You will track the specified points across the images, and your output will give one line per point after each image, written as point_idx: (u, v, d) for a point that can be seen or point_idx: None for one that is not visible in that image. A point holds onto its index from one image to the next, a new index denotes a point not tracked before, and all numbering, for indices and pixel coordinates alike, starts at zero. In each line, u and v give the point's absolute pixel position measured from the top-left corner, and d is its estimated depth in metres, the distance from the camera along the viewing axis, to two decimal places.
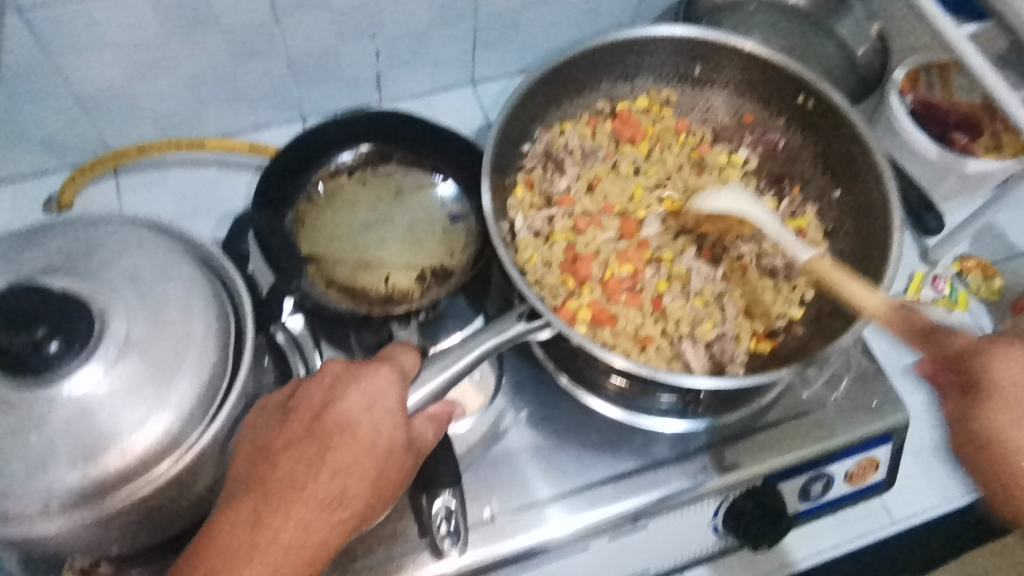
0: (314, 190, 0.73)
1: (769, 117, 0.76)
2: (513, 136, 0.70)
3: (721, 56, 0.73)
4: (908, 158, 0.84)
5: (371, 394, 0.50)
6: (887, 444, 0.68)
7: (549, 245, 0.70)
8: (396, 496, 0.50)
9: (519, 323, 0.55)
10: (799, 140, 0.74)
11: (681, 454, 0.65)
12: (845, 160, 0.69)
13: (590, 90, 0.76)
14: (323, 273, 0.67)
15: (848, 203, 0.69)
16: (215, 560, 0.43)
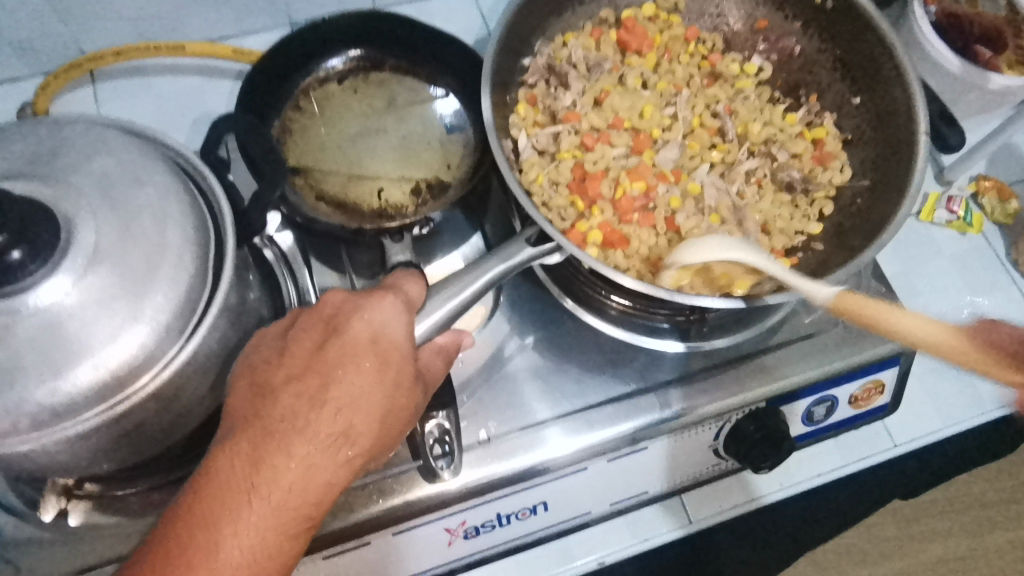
0: (302, 98, 0.69)
1: (785, 20, 0.71)
2: (513, 46, 0.66)
3: None
4: (930, 72, 0.79)
5: (377, 327, 0.48)
6: (895, 367, 0.66)
7: (554, 163, 0.66)
8: (402, 431, 0.49)
9: (528, 247, 0.54)
10: (817, 43, 0.69)
11: (682, 376, 0.63)
12: (865, 61, 0.64)
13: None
14: (312, 187, 0.64)
15: (867, 110, 0.65)
16: (216, 500, 0.42)
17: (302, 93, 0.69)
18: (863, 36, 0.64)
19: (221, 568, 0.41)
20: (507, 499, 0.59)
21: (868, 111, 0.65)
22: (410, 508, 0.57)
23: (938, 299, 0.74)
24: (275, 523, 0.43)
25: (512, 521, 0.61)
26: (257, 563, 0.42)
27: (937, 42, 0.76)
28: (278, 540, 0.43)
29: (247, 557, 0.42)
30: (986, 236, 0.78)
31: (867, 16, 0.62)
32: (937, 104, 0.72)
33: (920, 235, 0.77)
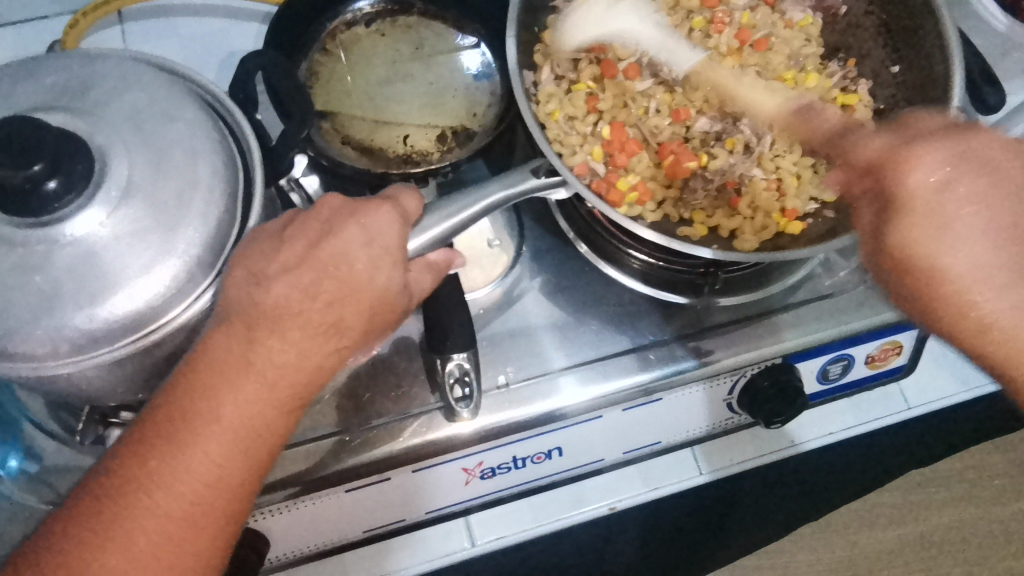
0: (329, 41, 0.69)
1: None
2: None
3: None
4: (973, 29, 0.76)
5: (370, 228, 0.48)
6: (914, 329, 0.65)
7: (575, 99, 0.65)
8: (387, 329, 0.50)
9: (533, 178, 0.54)
10: (863, 5, 0.67)
11: (700, 329, 0.64)
12: (907, 24, 0.62)
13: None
14: (338, 130, 0.64)
15: (904, 79, 0.63)
16: (212, 374, 0.43)
17: (328, 36, 0.69)
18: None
19: (214, 435, 0.42)
20: (522, 443, 0.61)
21: (905, 82, 0.63)
22: (428, 448, 0.58)
23: None
24: (266, 401, 0.44)
25: (526, 464, 0.63)
26: (247, 437, 0.43)
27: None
28: (271, 416, 0.44)
29: (243, 427, 0.43)
30: None
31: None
32: (979, 64, 0.70)
33: None
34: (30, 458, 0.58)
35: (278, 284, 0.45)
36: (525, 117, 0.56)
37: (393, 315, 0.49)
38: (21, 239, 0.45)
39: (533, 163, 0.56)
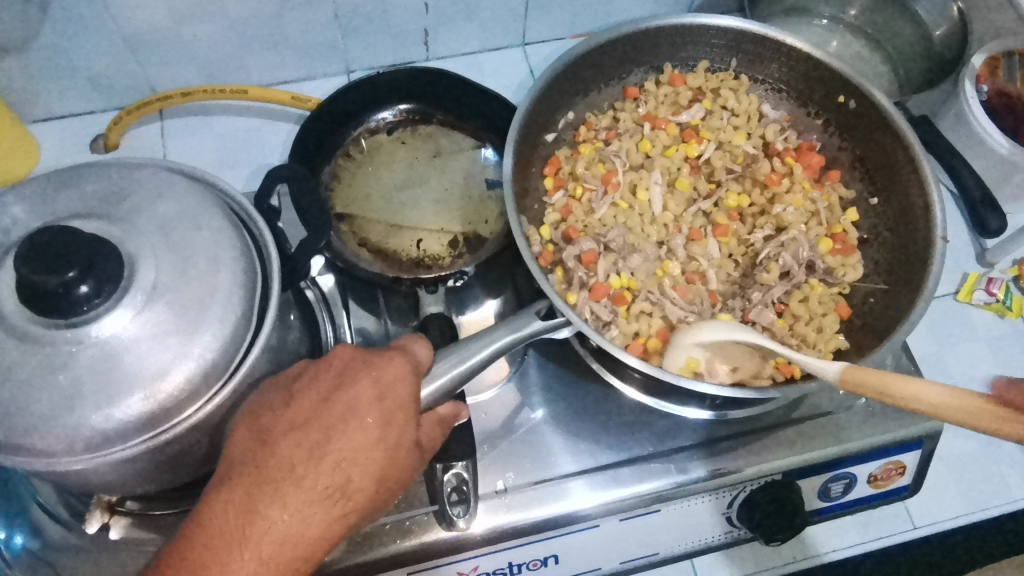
0: (353, 146, 0.73)
1: (807, 116, 0.69)
2: (536, 127, 0.65)
3: (761, 49, 0.67)
4: (976, 151, 0.77)
5: (384, 382, 0.49)
6: (916, 451, 0.65)
7: (567, 241, 0.64)
8: (399, 488, 0.50)
9: (538, 321, 0.55)
10: (836, 141, 0.68)
11: (700, 442, 0.64)
12: (884, 164, 0.64)
13: (618, 81, 0.70)
14: (356, 233, 0.68)
15: (884, 211, 0.64)
16: (208, 545, 0.44)
17: (352, 142, 0.73)
18: (887, 141, 0.63)
19: None
20: (519, 549, 0.61)
21: (886, 213, 0.64)
22: (427, 550, 0.59)
23: (968, 382, 0.75)
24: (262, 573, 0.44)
25: (522, 571, 0.62)
26: None
27: (985, 121, 0.75)
28: None
29: None
30: None
31: (893, 124, 0.61)
32: (979, 189, 0.72)
33: (955, 316, 0.78)
34: (36, 537, 0.60)
35: (282, 442, 0.46)
36: (525, 260, 0.56)
37: (404, 472, 0.49)
38: (49, 338, 0.48)
39: (536, 304, 0.57)
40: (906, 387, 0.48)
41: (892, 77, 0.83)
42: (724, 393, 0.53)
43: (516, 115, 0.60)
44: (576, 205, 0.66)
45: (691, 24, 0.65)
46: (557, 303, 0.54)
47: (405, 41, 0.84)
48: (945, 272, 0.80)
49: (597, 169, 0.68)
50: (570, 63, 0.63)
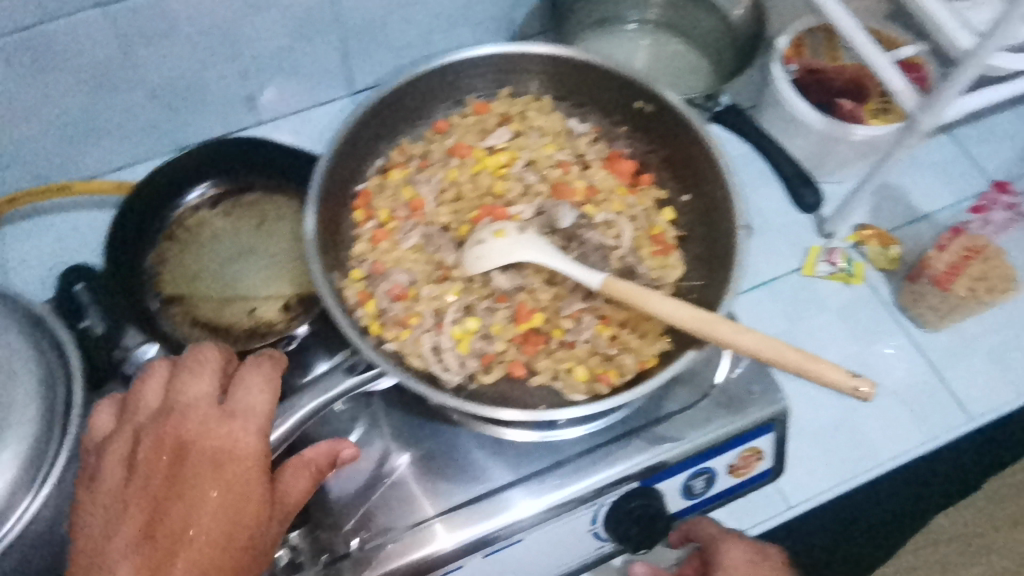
0: (176, 228, 0.72)
1: (612, 125, 0.69)
2: (343, 179, 0.64)
3: (554, 68, 0.67)
4: (796, 127, 0.81)
5: (224, 455, 0.47)
6: (769, 433, 0.66)
7: (380, 280, 0.63)
8: (266, 557, 0.48)
9: (349, 378, 0.55)
10: (643, 146, 0.68)
11: (554, 462, 0.63)
12: (686, 161, 0.65)
13: (424, 120, 0.69)
14: (187, 314, 0.67)
15: (695, 207, 0.65)
16: None
17: (174, 224, 0.72)
18: (685, 139, 0.64)
19: None
20: None
21: (696, 209, 0.65)
22: None
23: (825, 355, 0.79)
24: None
25: None
26: None
27: (797, 98, 0.80)
28: None
29: None
30: (868, 283, 0.82)
31: (686, 123, 0.62)
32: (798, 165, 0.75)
33: (805, 291, 0.82)
34: None
35: (125, 538, 0.45)
36: (334, 317, 0.55)
37: (270, 542, 0.48)
38: None
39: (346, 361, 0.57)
40: (651, 305, 0.56)
41: (710, 70, 0.85)
42: (579, 414, 0.53)
43: (318, 166, 0.59)
44: (383, 237, 0.64)
45: (482, 56, 0.65)
46: (367, 356, 0.54)
47: (232, 108, 0.86)
48: (789, 248, 0.84)
49: (404, 195, 0.66)
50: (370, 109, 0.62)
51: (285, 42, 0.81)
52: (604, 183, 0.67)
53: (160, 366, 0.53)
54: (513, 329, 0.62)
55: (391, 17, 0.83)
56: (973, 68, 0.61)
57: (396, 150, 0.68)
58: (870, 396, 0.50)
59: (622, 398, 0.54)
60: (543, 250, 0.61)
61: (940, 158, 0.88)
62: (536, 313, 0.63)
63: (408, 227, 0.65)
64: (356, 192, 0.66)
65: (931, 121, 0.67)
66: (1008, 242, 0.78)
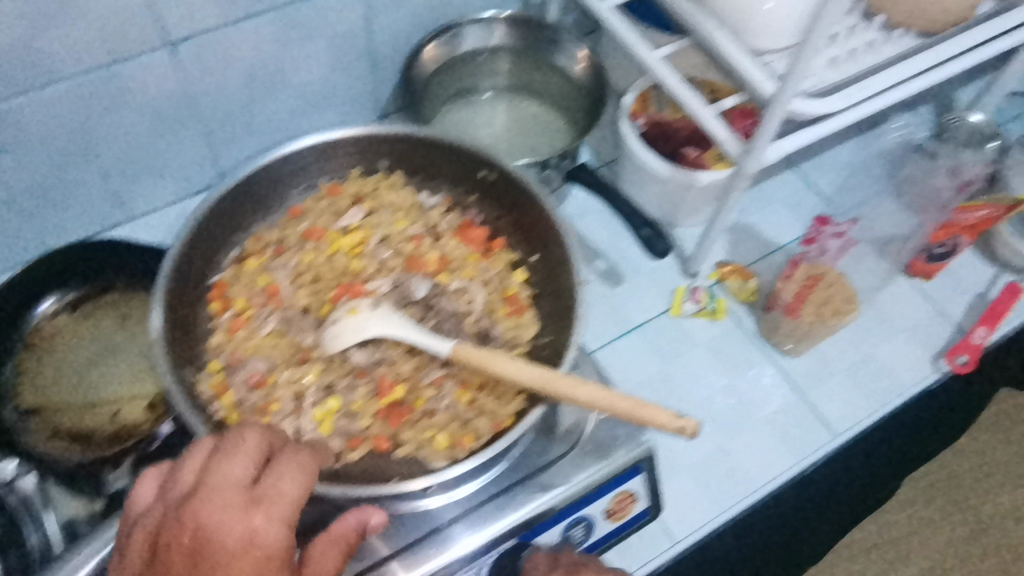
0: (34, 337, 0.71)
1: (462, 195, 0.72)
2: (195, 273, 0.64)
3: (398, 146, 0.70)
4: (647, 177, 0.86)
5: (247, 552, 0.40)
6: (639, 475, 0.68)
7: (238, 369, 0.63)
8: None
9: None
10: (492, 213, 0.71)
11: (430, 532, 0.62)
12: (531, 224, 0.68)
13: (279, 206, 0.71)
14: (47, 424, 0.67)
15: (541, 267, 0.68)
16: None
17: (32, 333, 0.72)
18: (526, 204, 0.67)
19: None
20: None
21: (543, 268, 0.67)
22: None
23: (697, 390, 0.82)
24: None
25: None
26: None
27: (643, 151, 0.84)
28: None
29: None
30: (733, 317, 0.86)
31: (524, 189, 0.66)
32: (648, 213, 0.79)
33: (674, 332, 0.86)
34: None
35: None
36: (182, 414, 0.54)
37: None
38: None
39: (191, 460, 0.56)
40: (499, 367, 0.58)
41: (565, 134, 0.89)
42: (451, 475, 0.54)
43: (166, 260, 0.59)
44: (240, 326, 0.65)
45: (326, 141, 0.67)
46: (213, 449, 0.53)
47: (100, 205, 0.86)
48: (657, 291, 0.88)
49: (260, 283, 0.68)
50: (217, 201, 0.64)
51: (145, 136, 0.82)
52: (458, 252, 0.70)
53: (203, 444, 0.45)
54: (376, 406, 0.63)
55: (252, 105, 0.87)
56: (777, 114, 0.67)
57: (251, 238, 0.69)
58: (697, 431, 0.53)
59: (483, 455, 0.56)
60: (398, 322, 0.63)
61: (785, 192, 0.95)
62: (398, 385, 0.64)
63: (265, 314, 0.66)
64: (211, 284, 0.67)
65: (752, 165, 0.71)
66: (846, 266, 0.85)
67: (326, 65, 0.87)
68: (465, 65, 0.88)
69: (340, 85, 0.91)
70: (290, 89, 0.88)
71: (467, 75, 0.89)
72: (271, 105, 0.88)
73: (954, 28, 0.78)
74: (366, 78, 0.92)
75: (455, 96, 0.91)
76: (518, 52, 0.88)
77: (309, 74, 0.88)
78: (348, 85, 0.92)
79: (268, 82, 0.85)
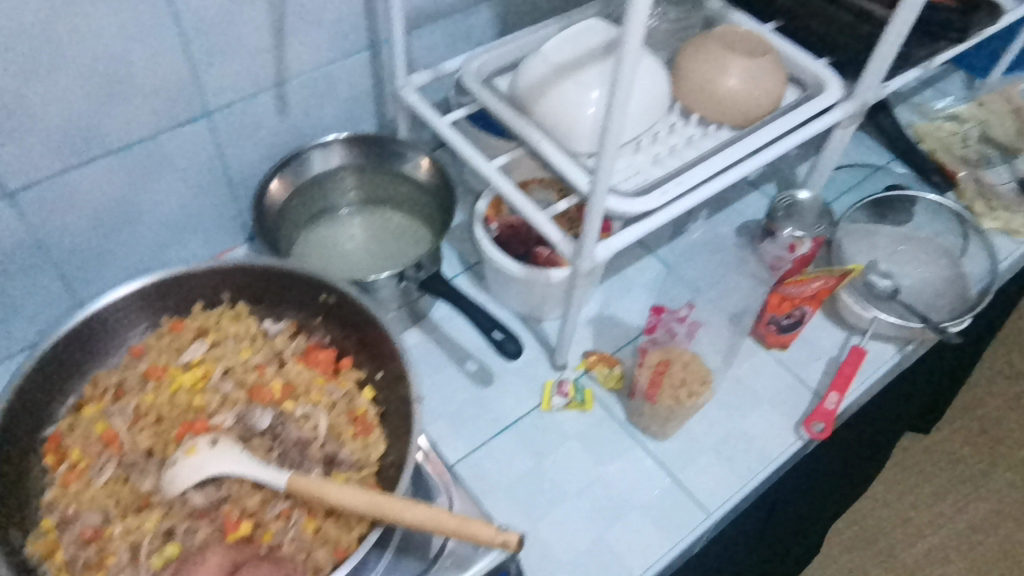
0: None
1: (308, 318, 0.73)
2: (24, 428, 0.63)
3: (237, 277, 0.71)
4: (505, 277, 0.89)
5: None
6: None
7: (70, 525, 0.61)
8: None
9: None
10: (337, 333, 0.72)
11: None
12: (372, 343, 0.69)
13: (119, 349, 0.70)
14: None
15: (385, 384, 0.68)
16: None
17: None
18: (366, 325, 0.68)
19: None
20: None
21: (387, 386, 0.68)
22: None
23: (572, 483, 0.83)
24: None
25: None
26: None
27: (498, 254, 0.87)
28: None
29: None
30: (602, 405, 0.89)
31: (361, 311, 0.68)
32: None
33: (546, 427, 0.87)
34: None
35: None
36: None
37: None
38: None
39: None
40: (333, 494, 0.58)
41: (429, 239, 0.92)
42: None
43: None
44: (74, 479, 0.63)
45: (158, 280, 0.68)
46: None
47: None
48: (528, 387, 0.90)
49: (96, 431, 0.66)
50: (42, 358, 0.63)
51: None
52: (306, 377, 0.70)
53: None
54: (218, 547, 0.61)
55: (111, 243, 0.87)
56: (596, 215, 0.69)
57: (90, 385, 0.69)
58: (520, 544, 0.55)
59: None
60: (239, 457, 0.62)
61: (645, 278, 0.99)
62: (243, 521, 0.62)
63: (102, 463, 0.64)
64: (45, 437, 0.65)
65: (589, 264, 0.74)
66: (702, 344, 0.89)
67: (185, 197, 0.89)
68: (319, 187, 0.91)
69: (203, 215, 0.93)
70: (150, 225, 0.89)
71: (323, 195, 0.92)
72: (132, 242, 0.89)
73: (766, 117, 0.84)
74: (229, 205, 0.95)
75: (313, 217, 0.93)
76: (368, 169, 0.92)
77: (166, 206, 0.89)
78: (211, 214, 0.94)
79: (124, 218, 0.86)
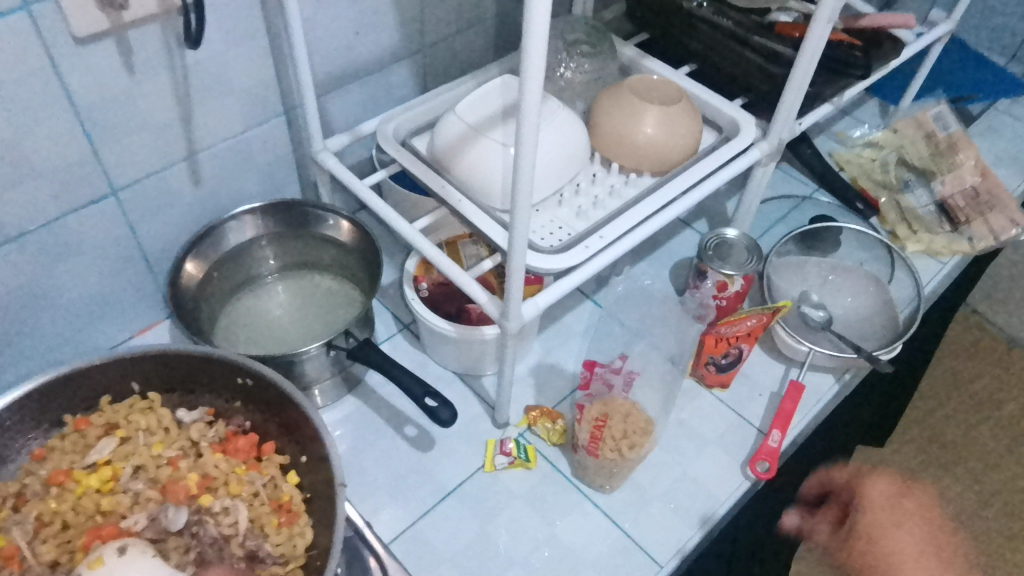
0: None
1: (227, 402, 0.70)
2: None
3: (148, 364, 0.68)
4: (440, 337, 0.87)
5: None
6: None
7: None
8: None
9: None
10: (258, 416, 0.69)
11: None
12: (294, 425, 0.66)
13: (20, 452, 0.66)
14: None
15: (311, 468, 0.65)
16: None
17: None
18: (287, 407, 0.65)
19: None
20: None
21: (312, 471, 0.65)
22: None
23: (521, 546, 0.80)
24: None
25: None
26: None
27: (429, 314, 0.86)
28: None
29: None
30: (547, 461, 0.87)
31: (281, 393, 0.65)
32: None
33: (490, 489, 0.84)
34: None
35: None
36: None
37: None
38: None
39: None
40: None
41: (361, 300, 0.90)
42: None
43: None
44: None
45: (60, 376, 0.64)
46: None
47: None
48: (470, 447, 0.87)
49: None
50: None
51: None
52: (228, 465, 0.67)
53: None
54: None
55: (20, 331, 0.83)
56: (518, 276, 0.68)
57: None
58: None
59: None
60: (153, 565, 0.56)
61: (581, 324, 0.99)
62: None
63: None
64: None
65: (516, 324, 0.72)
66: (642, 391, 0.88)
67: (99, 276, 0.86)
68: (239, 258, 0.88)
69: (121, 293, 0.89)
70: (63, 307, 0.85)
71: (244, 265, 0.89)
72: (43, 327, 0.85)
73: (685, 162, 0.84)
74: (148, 280, 0.91)
75: (236, 288, 0.90)
76: (290, 235, 0.89)
77: (78, 288, 0.85)
78: (130, 291, 0.90)
79: (31, 305, 0.81)
